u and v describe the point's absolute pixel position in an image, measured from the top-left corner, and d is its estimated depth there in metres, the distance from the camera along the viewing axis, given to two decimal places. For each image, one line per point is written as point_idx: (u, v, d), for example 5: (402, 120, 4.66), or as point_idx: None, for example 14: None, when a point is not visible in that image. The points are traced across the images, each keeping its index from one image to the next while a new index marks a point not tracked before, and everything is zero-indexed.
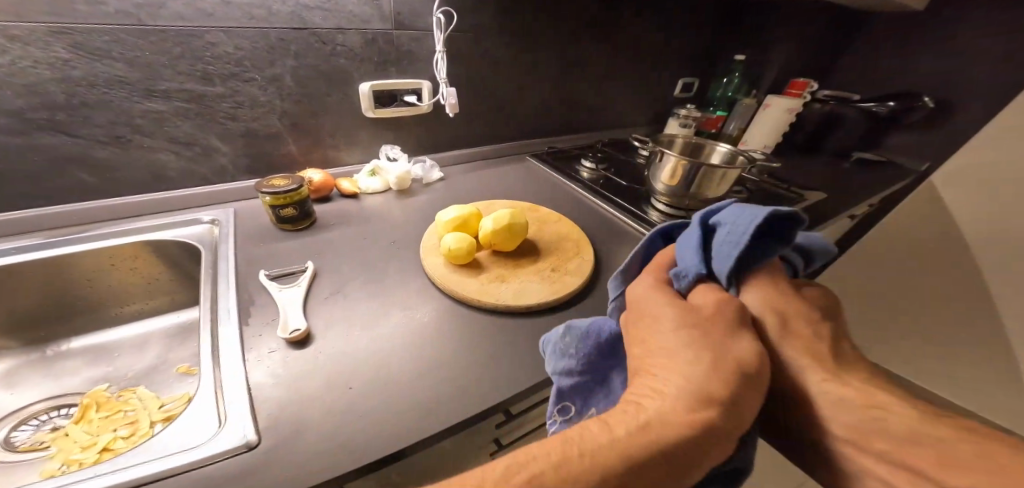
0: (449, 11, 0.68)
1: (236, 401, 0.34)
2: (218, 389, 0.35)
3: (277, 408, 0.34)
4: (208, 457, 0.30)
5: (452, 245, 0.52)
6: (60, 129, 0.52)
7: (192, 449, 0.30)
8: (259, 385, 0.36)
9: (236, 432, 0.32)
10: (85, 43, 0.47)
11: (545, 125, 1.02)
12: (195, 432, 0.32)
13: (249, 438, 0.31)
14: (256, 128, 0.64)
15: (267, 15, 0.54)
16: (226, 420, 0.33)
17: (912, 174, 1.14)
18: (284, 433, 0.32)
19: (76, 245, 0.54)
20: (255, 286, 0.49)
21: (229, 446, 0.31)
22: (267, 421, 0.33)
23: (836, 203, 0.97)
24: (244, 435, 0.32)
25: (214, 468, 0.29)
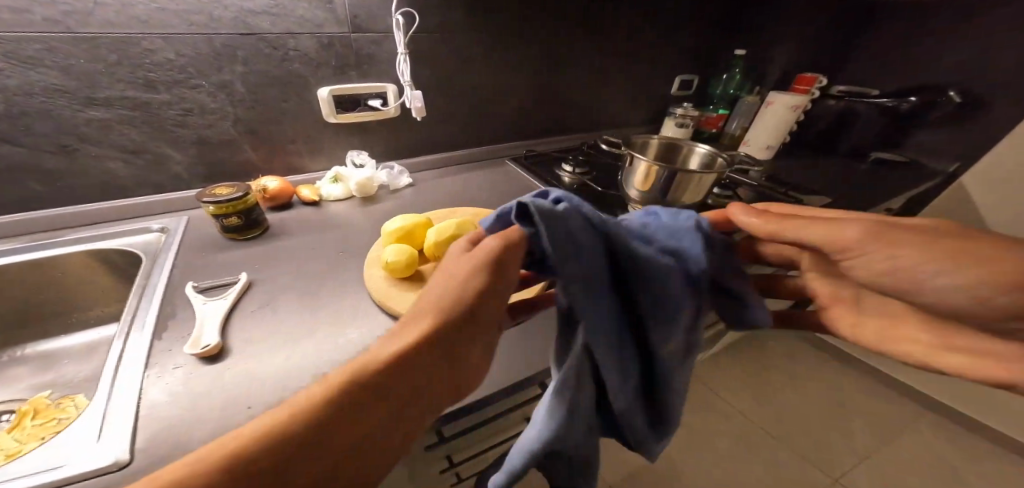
0: (410, 12, 0.64)
1: (121, 418, 0.34)
2: (109, 405, 0.35)
3: (162, 426, 0.33)
4: (69, 477, 0.29)
5: (391, 258, 0.50)
6: (3, 138, 0.52)
7: (60, 466, 0.30)
8: (154, 401, 0.36)
9: (109, 450, 0.31)
10: (16, 52, 0.47)
11: (529, 128, 0.97)
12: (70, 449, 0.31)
13: (119, 456, 0.31)
14: (209, 136, 0.63)
15: (208, 21, 0.53)
16: (101, 435, 0.32)
17: (940, 175, 1.08)
18: (158, 454, 0.31)
19: (26, 254, 0.55)
20: (181, 298, 0.49)
21: (100, 465, 0.30)
22: (145, 440, 0.32)
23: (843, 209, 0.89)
24: (117, 454, 0.31)
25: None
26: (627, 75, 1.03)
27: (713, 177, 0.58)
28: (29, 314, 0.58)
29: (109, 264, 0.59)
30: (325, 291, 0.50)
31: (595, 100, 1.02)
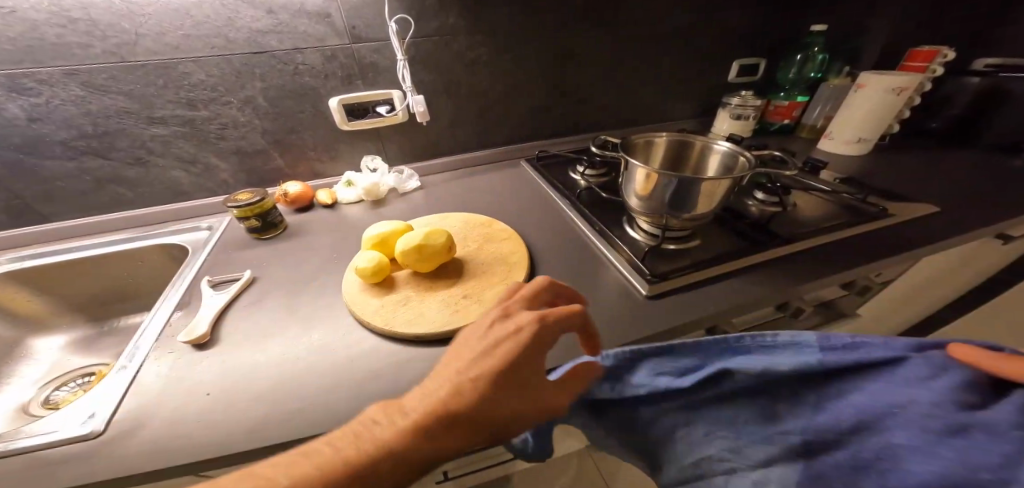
0: (404, 18, 0.66)
1: (114, 393, 0.41)
2: (105, 381, 0.42)
3: (137, 406, 0.39)
4: (53, 441, 0.36)
5: (361, 263, 0.51)
6: (98, 154, 0.63)
7: (53, 431, 0.37)
8: (143, 382, 0.42)
9: (88, 422, 0.38)
10: (92, 81, 0.57)
11: (547, 128, 0.91)
12: (63, 418, 0.38)
13: (94, 429, 0.37)
14: (245, 146, 0.71)
15: (226, 43, 0.60)
16: (94, 412, 0.39)
17: None
18: (122, 427, 0.37)
19: (102, 248, 0.64)
20: (197, 290, 0.55)
21: (78, 432, 0.37)
22: (119, 418, 0.39)
23: (980, 212, 0.67)
24: (90, 426, 0.37)
25: (56, 452, 0.35)
26: (668, 65, 0.90)
27: (728, 183, 0.48)
28: (107, 300, 0.67)
29: (169, 257, 0.67)
30: (305, 305, 0.53)
31: (625, 95, 0.92)
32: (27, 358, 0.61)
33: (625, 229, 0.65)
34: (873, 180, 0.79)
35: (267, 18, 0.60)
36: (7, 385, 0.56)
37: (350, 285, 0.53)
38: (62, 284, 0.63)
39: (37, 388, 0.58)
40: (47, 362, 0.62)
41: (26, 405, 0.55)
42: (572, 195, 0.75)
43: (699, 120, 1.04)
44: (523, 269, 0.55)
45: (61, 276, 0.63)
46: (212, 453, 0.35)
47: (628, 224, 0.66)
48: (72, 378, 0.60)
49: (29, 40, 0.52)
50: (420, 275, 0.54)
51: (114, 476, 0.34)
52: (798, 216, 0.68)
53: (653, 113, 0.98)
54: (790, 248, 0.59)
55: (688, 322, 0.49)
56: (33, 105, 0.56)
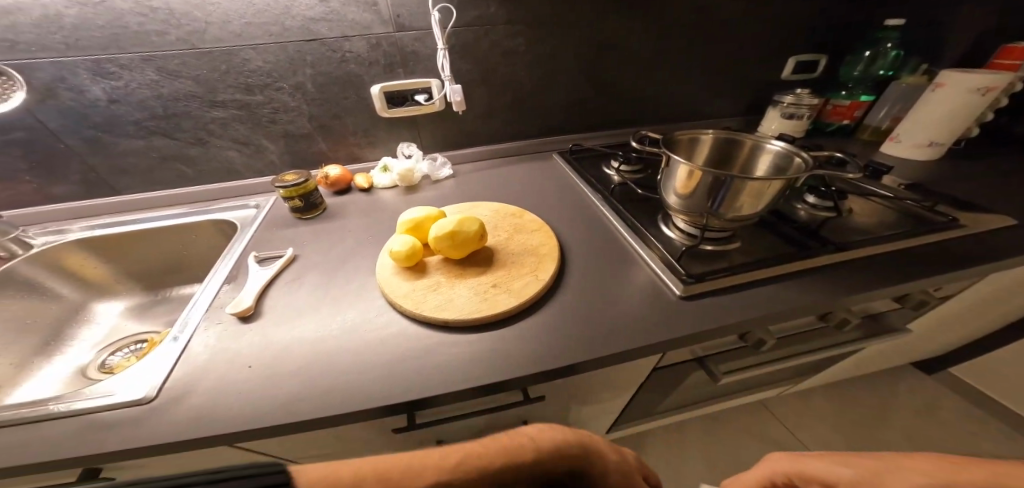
0: (447, 8, 0.67)
1: (167, 360, 0.44)
2: (160, 349, 0.46)
3: (187, 374, 0.43)
4: (115, 402, 0.40)
5: (395, 247, 0.53)
6: (166, 133, 0.69)
7: (114, 394, 0.41)
8: (193, 351, 0.46)
9: (143, 387, 0.41)
10: (166, 66, 0.62)
11: (581, 122, 0.90)
12: (129, 379, 0.42)
13: (146, 395, 0.41)
14: (293, 130, 0.74)
15: (282, 30, 0.63)
16: (148, 378, 0.42)
17: None
18: (177, 392, 0.41)
19: (163, 221, 0.70)
20: (245, 265, 0.59)
21: (140, 396, 0.40)
22: (170, 385, 0.42)
23: None
24: (145, 391, 0.41)
25: (122, 412, 0.39)
26: (716, 57, 0.85)
27: (779, 184, 0.45)
28: (165, 270, 0.73)
29: (220, 232, 0.71)
30: (339, 284, 0.55)
31: (666, 89, 0.88)
32: (88, 319, 0.67)
33: (660, 227, 0.62)
34: (944, 188, 0.72)
35: (319, 6, 0.62)
36: (68, 348, 0.63)
37: (383, 267, 0.55)
38: (130, 253, 0.70)
39: (94, 351, 0.64)
40: (105, 325, 0.68)
41: (84, 368, 0.61)
42: (605, 190, 0.73)
43: (745, 118, 0.98)
44: (551, 262, 0.54)
45: (130, 245, 0.69)
46: (250, 424, 0.38)
47: (662, 222, 0.63)
48: (126, 344, 0.66)
49: (115, 28, 0.57)
50: (451, 261, 0.55)
51: (171, 438, 0.37)
52: (853, 222, 0.62)
53: (696, 109, 0.94)
54: (841, 256, 0.55)
55: (721, 327, 0.47)
56: (114, 87, 0.62)
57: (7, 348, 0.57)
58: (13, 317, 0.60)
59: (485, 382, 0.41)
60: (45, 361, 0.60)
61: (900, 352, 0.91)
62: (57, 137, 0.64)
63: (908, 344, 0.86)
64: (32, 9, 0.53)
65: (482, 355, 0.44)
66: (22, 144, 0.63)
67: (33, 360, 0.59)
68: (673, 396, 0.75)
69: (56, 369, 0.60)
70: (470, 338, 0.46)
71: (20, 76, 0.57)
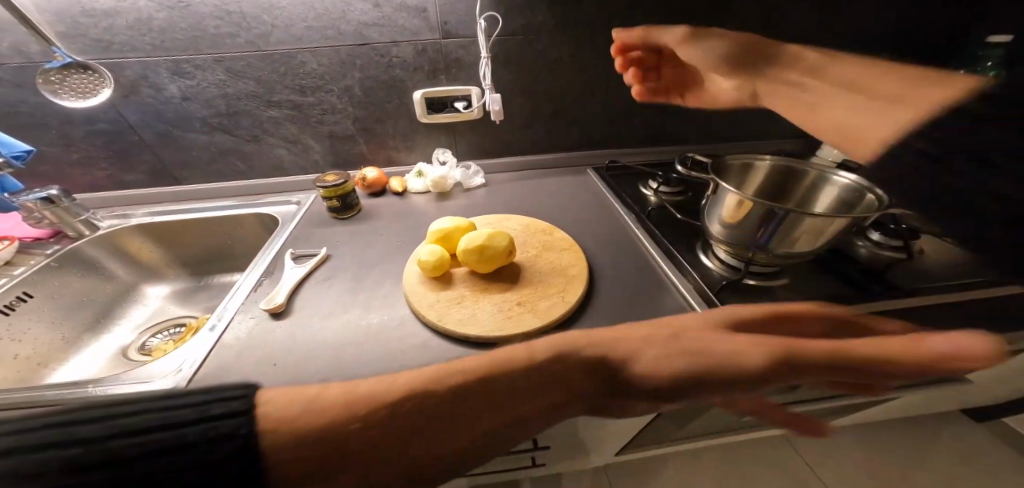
0: (494, 16, 0.67)
1: (200, 351, 0.46)
2: (196, 338, 0.48)
3: (218, 368, 0.45)
4: (150, 389, 0.42)
5: (424, 256, 0.53)
6: (224, 129, 0.73)
7: (151, 381, 0.43)
8: (225, 343, 0.48)
9: (175, 377, 0.43)
10: (233, 66, 0.66)
11: (620, 136, 0.87)
12: (165, 367, 0.45)
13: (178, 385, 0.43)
14: (337, 131, 0.77)
15: (337, 34, 0.66)
16: (182, 366, 0.45)
17: None
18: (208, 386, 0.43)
19: (213, 212, 0.75)
20: (281, 260, 0.61)
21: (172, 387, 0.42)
22: (200, 377, 0.44)
23: None
24: (177, 380, 0.43)
25: None
26: None
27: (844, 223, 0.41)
28: (211, 257, 0.78)
29: (263, 225, 0.75)
30: (366, 287, 0.56)
31: (714, 105, 0.84)
32: (139, 301, 0.74)
33: (697, 255, 0.59)
34: None
35: (373, 11, 0.64)
36: (116, 326, 0.68)
37: (410, 273, 0.55)
38: (183, 239, 0.75)
39: (137, 332, 0.69)
40: (152, 307, 0.74)
41: (126, 347, 0.66)
42: (640, 211, 0.70)
43: (801, 140, 0.91)
44: (580, 284, 0.52)
45: (183, 232, 0.75)
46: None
47: (701, 250, 0.59)
48: (166, 327, 0.70)
49: (194, 30, 0.61)
50: (476, 274, 0.54)
51: None
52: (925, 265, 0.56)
53: (746, 128, 0.88)
54: (907, 302, 0.49)
55: None
56: (187, 86, 0.66)
57: (63, 324, 0.63)
58: (73, 295, 0.66)
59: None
60: (94, 338, 0.65)
61: (958, 403, 0.82)
62: (134, 130, 0.70)
63: (971, 396, 0.77)
64: (128, 14, 0.58)
65: None
66: (105, 135, 0.69)
67: (83, 337, 0.64)
68: (694, 430, 0.71)
69: (102, 347, 0.65)
70: None
71: (110, 73, 0.62)
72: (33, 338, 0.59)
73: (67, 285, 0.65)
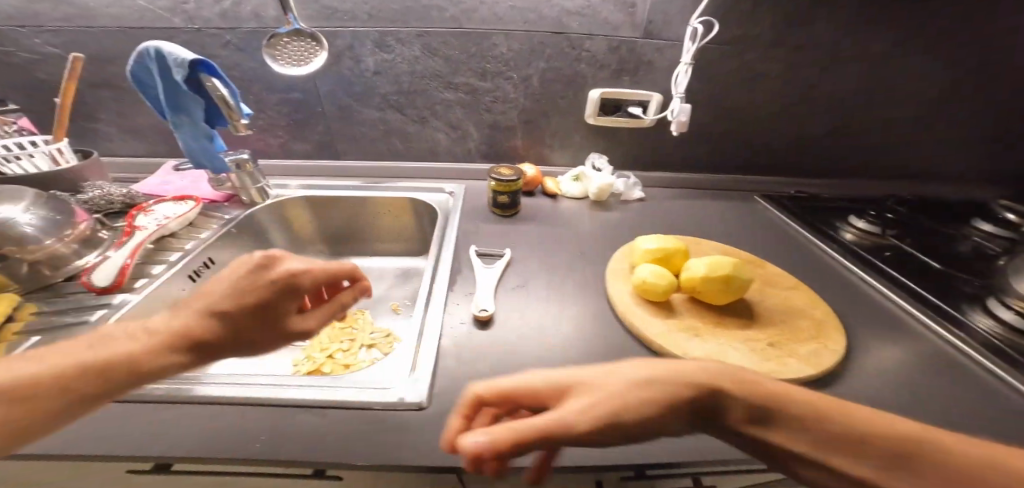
0: (712, 21, 0.61)
1: (422, 356, 0.43)
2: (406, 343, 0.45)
3: (450, 384, 0.40)
4: (389, 399, 0.38)
5: (649, 278, 0.48)
6: (399, 107, 0.73)
7: (385, 389, 0.39)
8: (446, 350, 0.44)
9: (416, 389, 0.39)
10: (432, 41, 0.65)
11: (789, 162, 0.80)
12: (393, 374, 0.42)
13: (420, 400, 0.38)
14: (501, 121, 0.75)
15: (537, 19, 0.63)
16: (414, 373, 0.41)
17: None
18: (440, 402, 0.38)
19: (369, 193, 0.75)
20: (465, 257, 0.59)
21: (405, 400, 0.38)
22: (436, 394, 0.39)
23: None
24: (414, 395, 0.39)
25: (395, 413, 0.37)
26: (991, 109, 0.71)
27: None
28: (357, 235, 0.78)
29: (416, 209, 0.75)
30: (560, 301, 0.52)
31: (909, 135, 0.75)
32: None
33: (962, 310, 0.50)
34: None
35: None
36: None
37: (622, 294, 0.51)
38: (338, 214, 0.76)
39: None
40: None
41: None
42: (845, 251, 0.64)
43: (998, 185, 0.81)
44: (835, 331, 0.46)
45: (341, 207, 0.75)
46: None
47: (968, 307, 0.51)
48: None
49: (409, 2, 0.61)
50: (699, 303, 0.50)
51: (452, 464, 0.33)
52: None
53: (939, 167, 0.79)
54: None
55: None
56: (383, 60, 0.67)
57: None
58: None
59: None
60: None
61: None
62: (321, 99, 0.71)
63: None
64: None
65: None
66: (295, 103, 0.71)
67: None
68: None
69: None
70: None
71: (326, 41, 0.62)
72: None
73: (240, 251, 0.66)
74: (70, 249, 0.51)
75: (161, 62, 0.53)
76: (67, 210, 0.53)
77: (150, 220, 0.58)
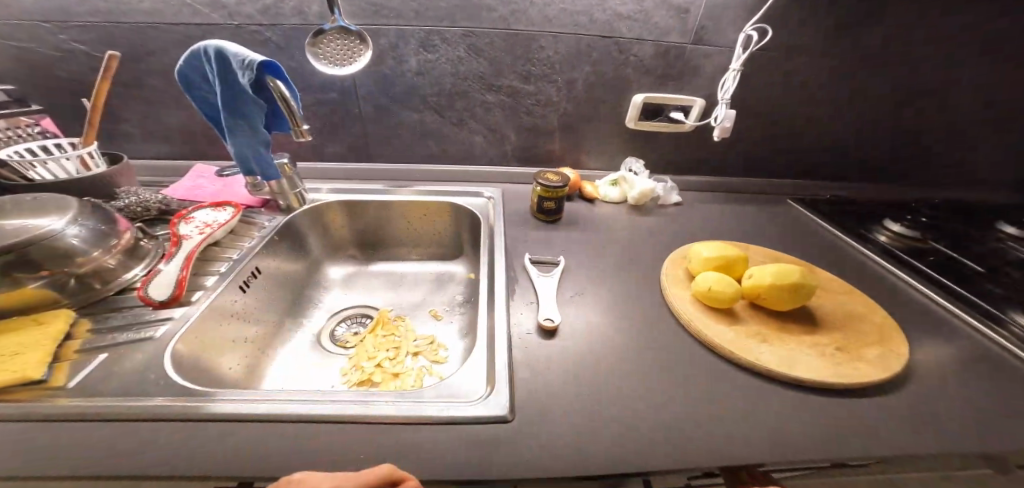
0: (766, 28, 0.62)
1: (497, 368, 0.42)
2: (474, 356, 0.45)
3: (529, 398, 0.40)
4: (474, 413, 0.38)
5: (713, 285, 0.49)
6: (438, 109, 0.71)
7: (469, 402, 0.39)
8: (519, 362, 0.44)
9: (499, 402, 0.39)
10: (479, 42, 0.64)
11: (820, 165, 0.81)
12: (469, 388, 0.41)
13: (504, 413, 0.38)
14: (540, 124, 0.74)
15: (587, 21, 0.62)
16: (492, 388, 0.40)
17: None
18: (523, 416, 0.38)
19: (405, 196, 0.73)
20: (518, 265, 0.59)
21: (489, 413, 0.38)
22: (518, 407, 0.39)
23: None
24: (498, 407, 0.39)
25: (483, 428, 0.37)
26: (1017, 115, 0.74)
27: None
28: (391, 240, 0.77)
29: (454, 213, 0.73)
30: (619, 309, 0.53)
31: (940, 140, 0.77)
32: (324, 282, 0.73)
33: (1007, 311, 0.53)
34: None
35: (634, 4, 0.60)
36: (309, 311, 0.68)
37: (682, 302, 0.51)
38: (374, 219, 0.74)
39: (326, 317, 0.68)
40: (333, 290, 0.72)
41: (318, 335, 0.64)
42: (884, 253, 0.65)
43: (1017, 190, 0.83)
44: (897, 335, 0.47)
45: (376, 212, 0.74)
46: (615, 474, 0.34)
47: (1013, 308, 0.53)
48: (349, 317, 0.68)
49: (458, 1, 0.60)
50: (759, 309, 0.51)
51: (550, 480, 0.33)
52: None
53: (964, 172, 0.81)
54: None
55: None
56: (426, 60, 0.65)
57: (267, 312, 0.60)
58: (278, 276, 0.64)
59: (878, 462, 0.35)
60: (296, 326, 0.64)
61: None
62: (359, 101, 0.69)
63: None
64: None
65: (856, 434, 0.37)
66: (331, 104, 0.69)
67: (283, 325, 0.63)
68: None
69: (300, 338, 0.63)
70: (833, 407, 0.40)
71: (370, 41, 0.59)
72: (255, 320, 0.58)
73: (279, 258, 0.64)
74: (117, 261, 0.50)
75: (219, 63, 0.50)
76: (111, 221, 0.52)
77: (192, 229, 0.57)
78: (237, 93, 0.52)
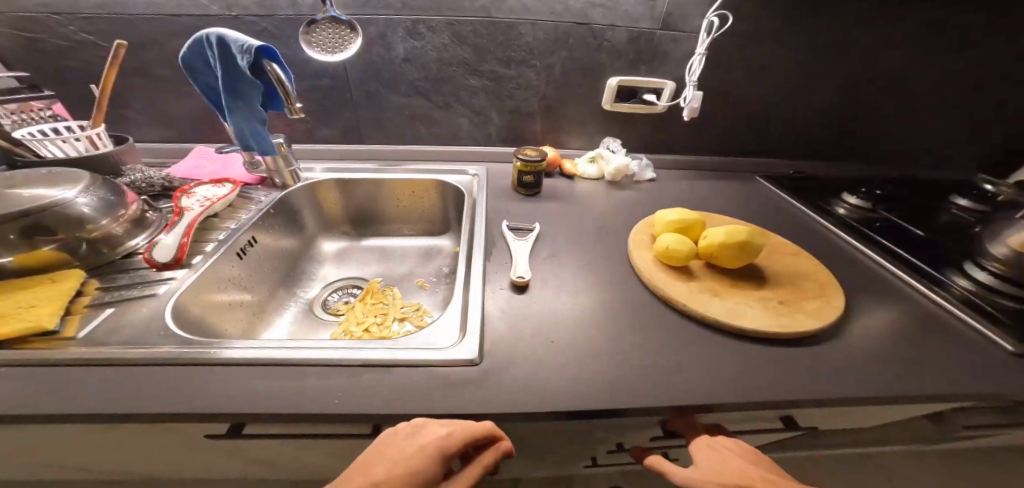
0: (727, 15, 0.65)
1: (469, 322, 0.46)
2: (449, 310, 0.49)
3: (498, 342, 0.44)
4: (446, 356, 0.42)
5: (671, 245, 0.53)
6: (425, 94, 0.76)
7: (438, 349, 0.43)
8: (491, 314, 0.48)
9: (469, 349, 0.43)
10: (462, 30, 0.68)
11: (788, 145, 0.86)
12: (442, 337, 0.45)
13: (473, 357, 0.42)
14: (521, 107, 0.79)
15: (562, 10, 0.67)
16: (464, 338, 0.44)
17: None
18: (490, 358, 0.42)
19: (394, 174, 0.78)
20: (497, 231, 0.64)
21: (459, 357, 0.42)
22: (486, 351, 0.43)
23: None
24: (468, 353, 0.43)
25: (452, 370, 0.41)
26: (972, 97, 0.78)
27: None
28: (381, 217, 0.81)
29: (440, 190, 0.78)
30: (588, 271, 0.57)
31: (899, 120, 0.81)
32: (317, 254, 0.77)
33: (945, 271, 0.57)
34: None
35: None
36: (302, 282, 0.72)
37: (645, 263, 0.56)
38: (364, 197, 0.79)
39: (319, 287, 0.72)
40: (326, 262, 0.77)
41: (311, 303, 0.69)
42: (840, 223, 0.69)
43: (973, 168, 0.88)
44: (838, 291, 0.51)
45: (366, 189, 0.78)
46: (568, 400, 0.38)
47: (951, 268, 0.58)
48: (341, 287, 0.73)
49: None
50: (715, 269, 0.55)
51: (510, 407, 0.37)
52: None
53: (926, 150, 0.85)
54: None
55: None
56: (413, 47, 0.70)
57: (263, 280, 0.65)
58: (272, 249, 0.68)
59: (805, 392, 0.39)
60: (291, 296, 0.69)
61: None
62: (350, 86, 0.74)
63: None
64: None
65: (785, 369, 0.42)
66: (324, 89, 0.74)
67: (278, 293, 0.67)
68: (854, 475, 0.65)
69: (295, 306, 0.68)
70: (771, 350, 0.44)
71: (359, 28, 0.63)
72: (250, 287, 0.62)
73: (275, 232, 0.69)
74: (123, 229, 0.55)
75: (221, 48, 0.55)
76: (118, 193, 0.57)
77: (194, 202, 0.61)
78: (237, 77, 0.57)
